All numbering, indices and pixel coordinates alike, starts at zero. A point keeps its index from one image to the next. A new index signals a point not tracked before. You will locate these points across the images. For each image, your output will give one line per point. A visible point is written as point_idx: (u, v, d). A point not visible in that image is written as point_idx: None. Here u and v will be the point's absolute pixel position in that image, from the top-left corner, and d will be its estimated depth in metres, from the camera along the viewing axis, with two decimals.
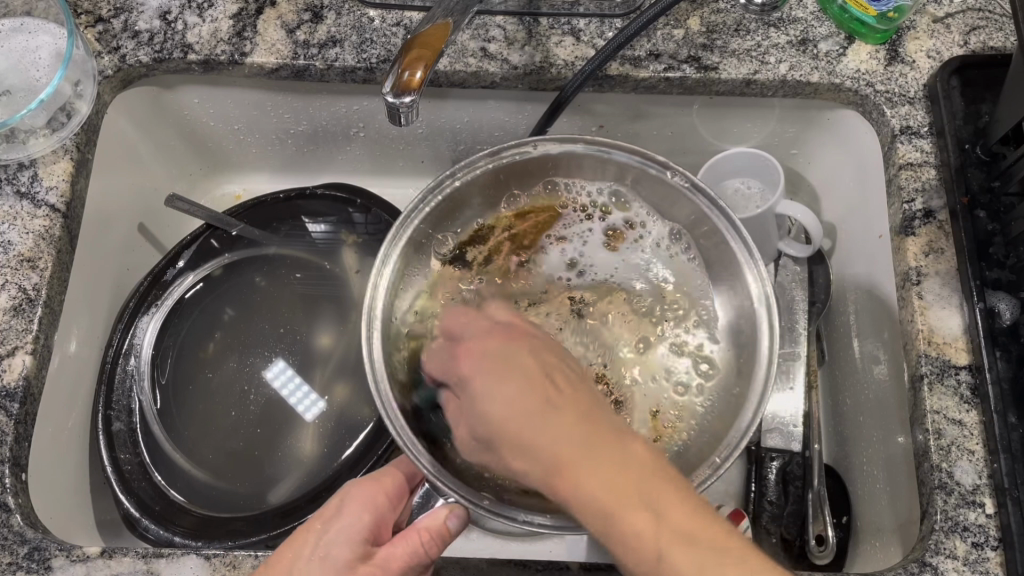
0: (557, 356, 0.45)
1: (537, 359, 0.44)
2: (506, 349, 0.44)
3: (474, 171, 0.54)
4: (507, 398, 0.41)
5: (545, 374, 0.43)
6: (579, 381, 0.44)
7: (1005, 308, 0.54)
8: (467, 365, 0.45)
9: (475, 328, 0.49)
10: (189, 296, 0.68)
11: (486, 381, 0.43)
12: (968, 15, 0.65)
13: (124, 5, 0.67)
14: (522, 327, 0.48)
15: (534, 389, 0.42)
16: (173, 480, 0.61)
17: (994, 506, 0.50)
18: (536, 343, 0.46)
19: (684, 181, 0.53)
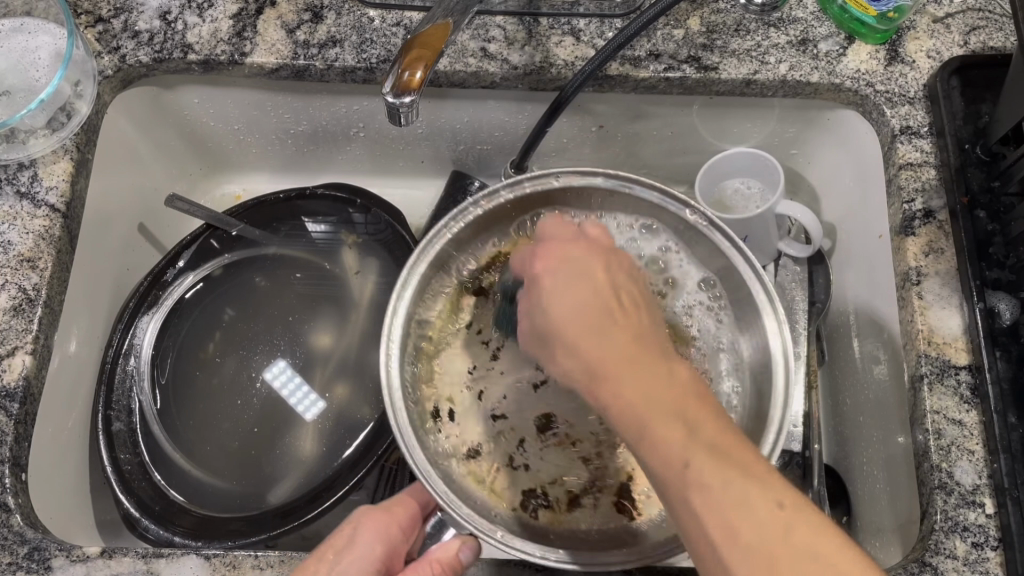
0: (633, 279, 0.44)
1: (611, 274, 0.43)
2: (581, 264, 0.43)
3: (494, 200, 0.51)
4: (573, 303, 0.41)
5: (614, 289, 0.42)
6: (645, 305, 0.43)
7: (1005, 308, 0.54)
8: (545, 260, 0.44)
9: (563, 229, 0.46)
10: (189, 297, 0.68)
11: (556, 283, 0.42)
12: (968, 15, 0.65)
13: (124, 5, 0.67)
14: (606, 238, 0.46)
15: (601, 301, 0.41)
16: (173, 480, 0.62)
17: (994, 506, 0.50)
18: (623, 265, 0.44)
19: (704, 220, 0.50)
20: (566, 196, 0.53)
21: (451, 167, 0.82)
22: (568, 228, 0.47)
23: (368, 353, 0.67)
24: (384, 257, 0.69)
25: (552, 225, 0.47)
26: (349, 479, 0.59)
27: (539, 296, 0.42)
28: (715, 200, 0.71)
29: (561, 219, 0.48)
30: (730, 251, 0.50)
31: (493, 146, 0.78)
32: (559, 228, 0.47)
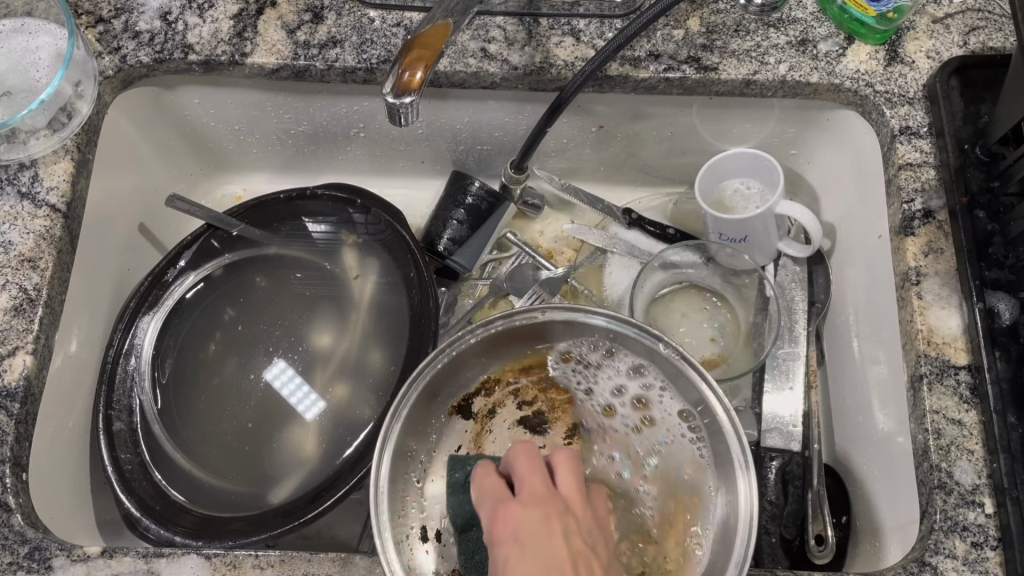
0: (592, 535, 0.46)
1: (569, 540, 0.44)
2: (546, 527, 0.44)
3: (489, 331, 0.52)
4: (532, 567, 0.42)
5: (572, 556, 0.43)
6: (600, 559, 0.45)
7: (1005, 308, 0.54)
8: (506, 523, 0.45)
9: (534, 482, 0.47)
10: (190, 296, 0.68)
11: (516, 553, 0.43)
12: (968, 15, 0.65)
13: (125, 6, 0.67)
14: (575, 497, 0.47)
15: (561, 562, 0.42)
16: (174, 480, 0.61)
17: (994, 506, 0.50)
18: (585, 519, 0.46)
19: (676, 354, 0.50)
20: (553, 328, 0.54)
21: (451, 166, 0.82)
22: (539, 476, 0.48)
23: (369, 353, 0.66)
24: (384, 258, 0.69)
25: (522, 462, 0.49)
26: (350, 479, 0.59)
27: (511, 553, 0.43)
28: (715, 201, 0.71)
29: (529, 454, 0.49)
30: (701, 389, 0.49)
31: (493, 147, 0.78)
32: (527, 464, 0.49)
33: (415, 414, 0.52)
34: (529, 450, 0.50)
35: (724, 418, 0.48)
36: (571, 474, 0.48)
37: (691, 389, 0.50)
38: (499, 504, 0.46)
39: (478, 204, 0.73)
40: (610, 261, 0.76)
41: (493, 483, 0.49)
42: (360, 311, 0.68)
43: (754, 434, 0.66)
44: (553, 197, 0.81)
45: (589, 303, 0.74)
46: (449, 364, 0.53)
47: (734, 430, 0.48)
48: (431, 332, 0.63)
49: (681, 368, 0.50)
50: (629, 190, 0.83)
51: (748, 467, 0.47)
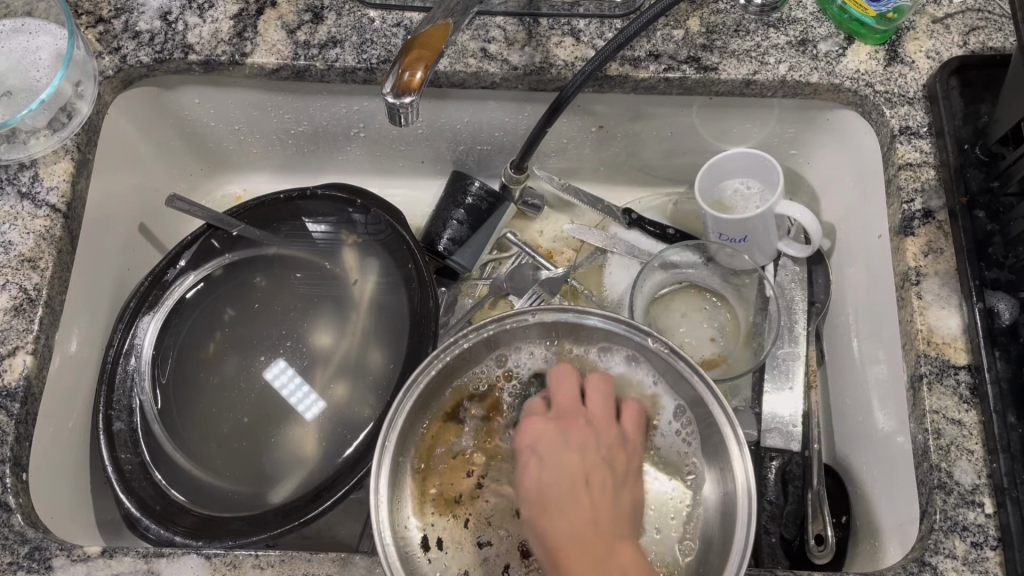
0: (614, 449, 0.55)
1: (609, 450, 0.55)
2: (562, 443, 0.55)
3: (481, 333, 0.52)
4: (561, 469, 0.54)
5: (586, 471, 0.54)
6: (615, 473, 0.54)
7: (1005, 308, 0.54)
8: (531, 436, 0.56)
9: (563, 403, 0.57)
10: (190, 296, 0.68)
11: (551, 451, 0.55)
12: (968, 15, 0.65)
13: (125, 6, 0.67)
14: (603, 417, 0.56)
15: (574, 475, 0.54)
16: (174, 481, 0.61)
17: (994, 506, 0.50)
18: (610, 435, 0.56)
19: (665, 346, 0.51)
20: (543, 327, 0.55)
21: (451, 166, 0.82)
22: (571, 392, 0.57)
23: (369, 353, 0.66)
24: (385, 258, 0.69)
25: (562, 380, 0.57)
26: (350, 479, 0.59)
27: (528, 471, 0.54)
28: (715, 200, 0.71)
29: (570, 372, 0.57)
30: (692, 377, 0.50)
31: (493, 147, 0.78)
32: (564, 381, 0.57)
33: (411, 423, 0.51)
34: (571, 367, 0.57)
35: (717, 409, 0.49)
36: (602, 394, 0.56)
37: (681, 379, 0.52)
38: (530, 418, 0.57)
39: (478, 204, 0.73)
40: (610, 261, 0.76)
41: (532, 405, 0.57)
42: (360, 311, 0.68)
43: (754, 434, 0.66)
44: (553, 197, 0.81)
45: (589, 304, 0.74)
46: (440, 372, 0.53)
47: (728, 421, 0.48)
48: (431, 332, 0.63)
49: (669, 360, 0.52)
50: (629, 190, 0.83)
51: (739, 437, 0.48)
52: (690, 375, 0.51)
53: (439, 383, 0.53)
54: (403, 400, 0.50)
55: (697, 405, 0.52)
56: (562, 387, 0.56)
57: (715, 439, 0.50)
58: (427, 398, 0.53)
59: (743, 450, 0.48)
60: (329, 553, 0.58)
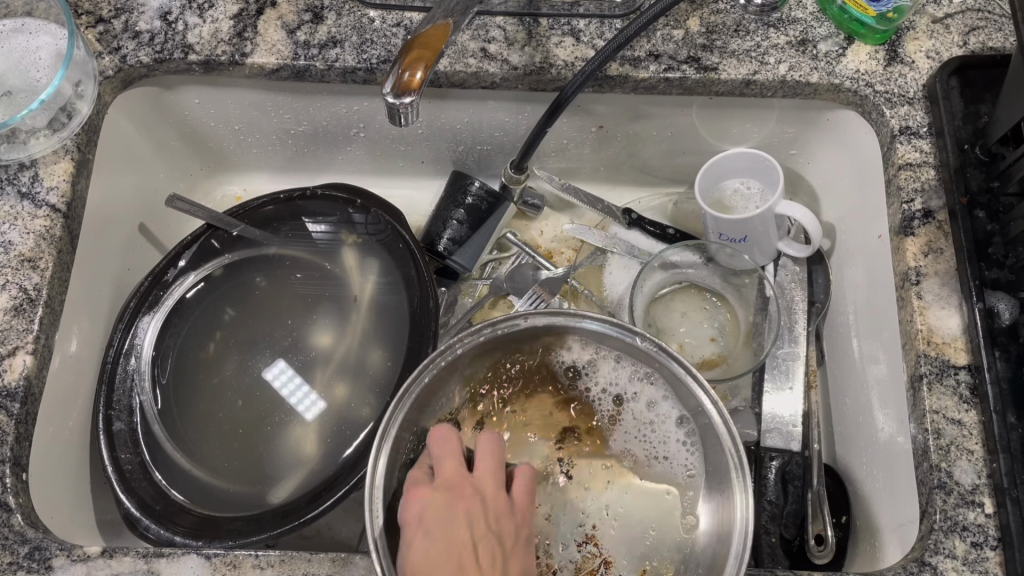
0: (501, 519, 0.48)
1: (496, 514, 0.49)
2: (448, 515, 0.47)
3: (478, 338, 0.52)
4: (438, 550, 0.45)
5: (472, 543, 0.47)
6: (501, 547, 0.47)
7: (1005, 308, 0.54)
8: (416, 507, 0.47)
9: (449, 470, 0.49)
10: (190, 296, 0.68)
11: (425, 536, 0.46)
12: (968, 15, 0.65)
13: (125, 6, 0.68)
14: (491, 483, 0.50)
15: (454, 556, 0.46)
16: (173, 480, 0.61)
17: (994, 506, 0.50)
18: (498, 504, 0.49)
19: (654, 346, 0.51)
20: (540, 332, 0.54)
21: (451, 166, 0.82)
22: (456, 465, 0.50)
23: (369, 353, 0.66)
24: (384, 258, 0.69)
25: (444, 441, 0.50)
26: (350, 479, 0.59)
27: (415, 541, 0.46)
28: (715, 200, 0.71)
29: (450, 437, 0.50)
30: (685, 377, 0.50)
31: (493, 147, 0.78)
32: (448, 444, 0.50)
33: (410, 423, 0.51)
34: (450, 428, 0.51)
35: (712, 408, 0.49)
36: (492, 463, 0.51)
37: (679, 382, 0.52)
38: (414, 488, 0.49)
39: (478, 204, 0.73)
40: (610, 261, 0.76)
41: (416, 474, 0.50)
42: (360, 311, 0.68)
43: (754, 434, 0.66)
44: (553, 197, 0.82)
45: (589, 304, 0.74)
46: (438, 377, 0.52)
47: (722, 421, 0.49)
48: (431, 332, 0.63)
49: (660, 360, 0.51)
50: (629, 190, 0.83)
51: (732, 430, 0.48)
52: (683, 376, 0.51)
53: (436, 390, 0.53)
54: (400, 405, 0.50)
55: (693, 407, 0.52)
56: (447, 459, 0.50)
57: (710, 438, 0.50)
58: (424, 404, 0.53)
59: (737, 441, 0.48)
60: (329, 553, 0.58)
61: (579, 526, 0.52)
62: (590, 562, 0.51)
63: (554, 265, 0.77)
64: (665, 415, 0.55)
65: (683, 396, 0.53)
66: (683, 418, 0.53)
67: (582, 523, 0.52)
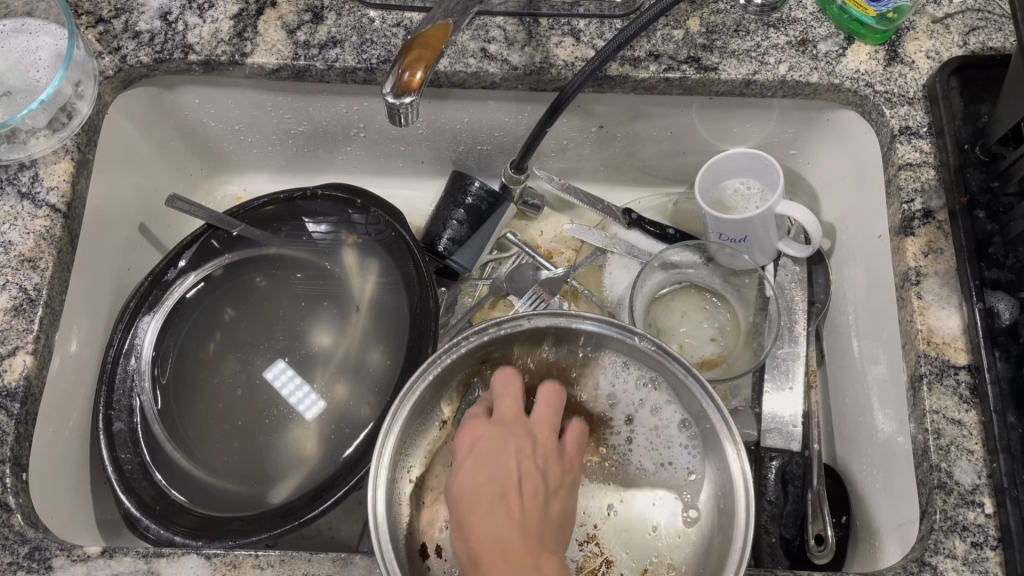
0: (545, 459, 0.52)
1: (539, 456, 0.52)
2: (501, 446, 0.51)
3: (480, 338, 0.52)
4: (484, 465, 0.50)
5: (518, 475, 0.50)
6: (548, 481, 0.51)
7: (1005, 308, 0.54)
8: (469, 437, 0.52)
9: (506, 409, 0.53)
10: (190, 296, 0.68)
11: (470, 461, 0.50)
12: (968, 15, 0.65)
13: (125, 6, 0.67)
14: (544, 427, 0.54)
15: (499, 483, 0.49)
16: (174, 481, 0.61)
17: (994, 506, 0.50)
18: (545, 442, 0.53)
19: (652, 345, 0.52)
20: (541, 334, 0.54)
21: (451, 166, 0.82)
22: (515, 404, 0.54)
23: (369, 353, 0.66)
24: (385, 258, 0.69)
25: (506, 380, 0.54)
26: (350, 478, 0.59)
27: (466, 463, 0.50)
28: (715, 200, 0.71)
29: (514, 376, 0.54)
30: (686, 379, 0.50)
31: (493, 147, 0.78)
32: (511, 387, 0.54)
33: (411, 423, 0.52)
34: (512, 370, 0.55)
35: (713, 409, 0.49)
36: (548, 412, 0.54)
37: (679, 382, 0.52)
38: (470, 421, 0.53)
39: (478, 204, 0.73)
40: (610, 261, 0.76)
41: (475, 410, 0.54)
42: (360, 311, 0.68)
43: (754, 434, 0.66)
44: (553, 197, 0.82)
45: (589, 304, 0.73)
46: (439, 377, 0.52)
47: (723, 421, 0.49)
48: (431, 332, 0.63)
49: (660, 360, 0.52)
50: (629, 190, 0.83)
51: (732, 429, 0.48)
52: (685, 378, 0.51)
53: (437, 390, 0.54)
54: (401, 405, 0.50)
55: (694, 409, 0.52)
56: (509, 399, 0.54)
57: (711, 440, 0.51)
58: (424, 405, 0.53)
59: (737, 440, 0.48)
60: (329, 553, 0.58)
61: (581, 527, 0.53)
62: (592, 561, 0.51)
63: (554, 265, 0.77)
64: (667, 419, 0.54)
65: (687, 399, 0.52)
66: (686, 421, 0.53)
67: (583, 522, 0.53)
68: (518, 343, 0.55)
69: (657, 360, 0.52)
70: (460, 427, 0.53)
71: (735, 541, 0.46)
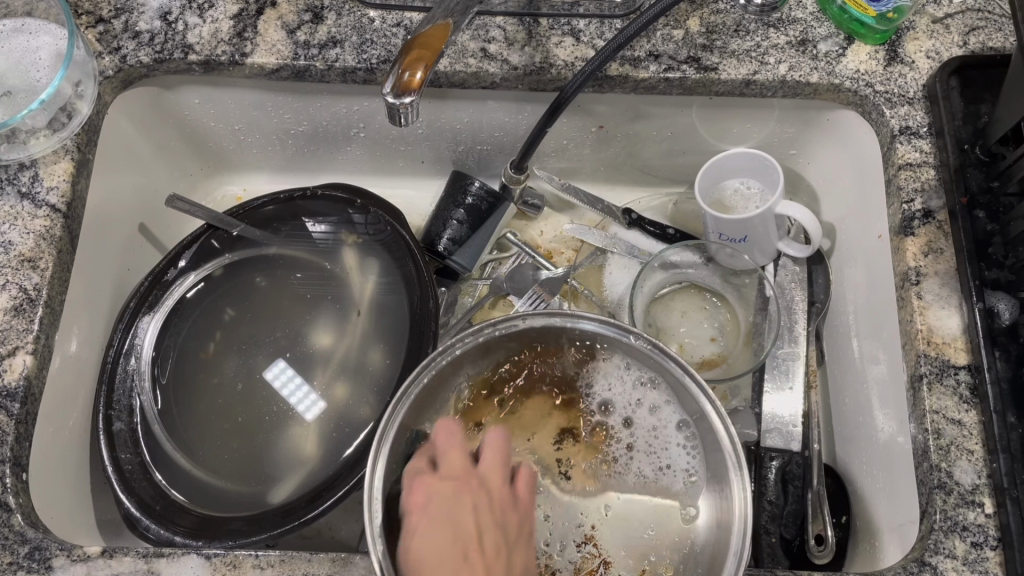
0: (502, 511, 0.50)
1: (487, 516, 0.49)
2: (448, 507, 0.48)
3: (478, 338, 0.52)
4: (436, 547, 0.46)
5: (478, 530, 0.48)
6: (506, 537, 0.48)
7: (1005, 308, 0.54)
8: (421, 496, 0.49)
9: (454, 462, 0.51)
10: (190, 296, 0.68)
11: (422, 529, 0.47)
12: (968, 15, 0.65)
13: (125, 6, 0.68)
14: (495, 482, 0.51)
15: (456, 542, 0.47)
16: (174, 481, 0.61)
17: (994, 506, 0.50)
18: (499, 500, 0.50)
19: (648, 345, 0.52)
20: (539, 334, 0.54)
21: (451, 166, 0.82)
22: (460, 458, 0.51)
23: (369, 353, 0.66)
24: (385, 258, 0.69)
25: (446, 434, 0.52)
26: (350, 478, 0.59)
27: (417, 525, 0.47)
28: (715, 200, 0.71)
29: (453, 429, 0.52)
30: (684, 379, 0.50)
31: (493, 147, 0.78)
32: (451, 437, 0.52)
33: (409, 424, 0.51)
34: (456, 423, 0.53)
35: (711, 408, 0.49)
36: (496, 464, 0.52)
37: (678, 383, 0.52)
38: (416, 478, 0.50)
39: (478, 204, 0.73)
40: (610, 261, 0.76)
41: (416, 462, 0.51)
42: (360, 311, 0.68)
43: (754, 435, 0.66)
44: (553, 197, 0.82)
45: (589, 304, 0.74)
46: (437, 377, 0.52)
47: (722, 421, 0.48)
48: (431, 332, 0.63)
49: (658, 359, 0.52)
50: (629, 190, 0.83)
51: (729, 426, 0.48)
52: (683, 378, 0.50)
53: (435, 389, 0.54)
54: (400, 405, 0.50)
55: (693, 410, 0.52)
56: (446, 461, 0.51)
57: (710, 439, 0.50)
58: (423, 404, 0.53)
59: (734, 436, 0.48)
60: (329, 553, 0.58)
61: (579, 526, 0.52)
62: (590, 562, 0.51)
63: (554, 265, 0.77)
64: (665, 419, 0.54)
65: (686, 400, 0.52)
66: (684, 422, 0.53)
67: (581, 522, 0.53)
68: (515, 342, 0.55)
69: (654, 359, 0.52)
70: (402, 484, 0.50)
71: (733, 542, 0.46)
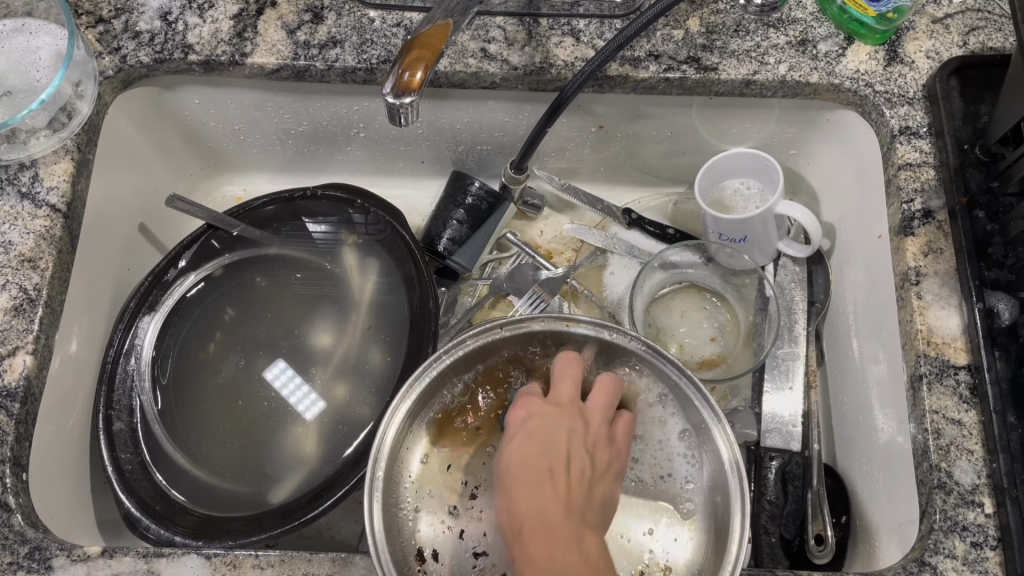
0: (597, 442, 0.50)
1: (581, 442, 0.50)
2: (553, 424, 0.50)
3: (484, 337, 0.52)
4: (531, 453, 0.48)
5: (567, 456, 0.49)
6: (594, 473, 0.49)
7: (1005, 307, 0.54)
8: (524, 412, 0.51)
9: (564, 392, 0.52)
10: (191, 296, 0.68)
11: (519, 441, 0.49)
12: (967, 15, 0.65)
13: (125, 6, 0.67)
14: (597, 417, 0.52)
15: (547, 458, 0.48)
16: (174, 481, 0.61)
17: (993, 505, 0.50)
18: (597, 435, 0.51)
19: (645, 347, 0.52)
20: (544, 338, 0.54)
21: (451, 166, 0.82)
22: (572, 389, 0.52)
23: (368, 353, 0.66)
24: (384, 258, 0.69)
25: (568, 367, 0.53)
26: (350, 478, 0.59)
27: (517, 437, 0.50)
28: (715, 200, 0.71)
29: (571, 363, 0.53)
30: (681, 382, 0.51)
31: (493, 147, 0.78)
32: (567, 372, 0.53)
33: (409, 425, 0.52)
34: (574, 358, 0.53)
35: (709, 412, 0.50)
36: (603, 402, 0.52)
37: (681, 391, 0.52)
38: (527, 398, 0.52)
39: (478, 204, 0.73)
40: (610, 261, 0.76)
41: (533, 387, 0.54)
42: (360, 312, 0.68)
43: (753, 434, 0.66)
44: (553, 197, 0.82)
45: (589, 303, 0.73)
46: (440, 376, 0.53)
47: (721, 426, 0.49)
48: (431, 333, 0.63)
49: (656, 362, 0.52)
50: (629, 190, 0.83)
51: (723, 423, 0.49)
52: (682, 382, 0.51)
53: (438, 390, 0.54)
54: (400, 403, 0.50)
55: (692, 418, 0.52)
56: (569, 379, 0.52)
57: (708, 446, 0.51)
58: (423, 405, 0.53)
59: (727, 432, 0.49)
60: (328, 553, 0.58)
61: None
62: None
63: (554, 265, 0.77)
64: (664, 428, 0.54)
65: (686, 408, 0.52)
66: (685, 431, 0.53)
67: None
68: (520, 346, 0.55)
69: (653, 364, 0.52)
70: (514, 402, 0.53)
71: (733, 535, 0.46)
